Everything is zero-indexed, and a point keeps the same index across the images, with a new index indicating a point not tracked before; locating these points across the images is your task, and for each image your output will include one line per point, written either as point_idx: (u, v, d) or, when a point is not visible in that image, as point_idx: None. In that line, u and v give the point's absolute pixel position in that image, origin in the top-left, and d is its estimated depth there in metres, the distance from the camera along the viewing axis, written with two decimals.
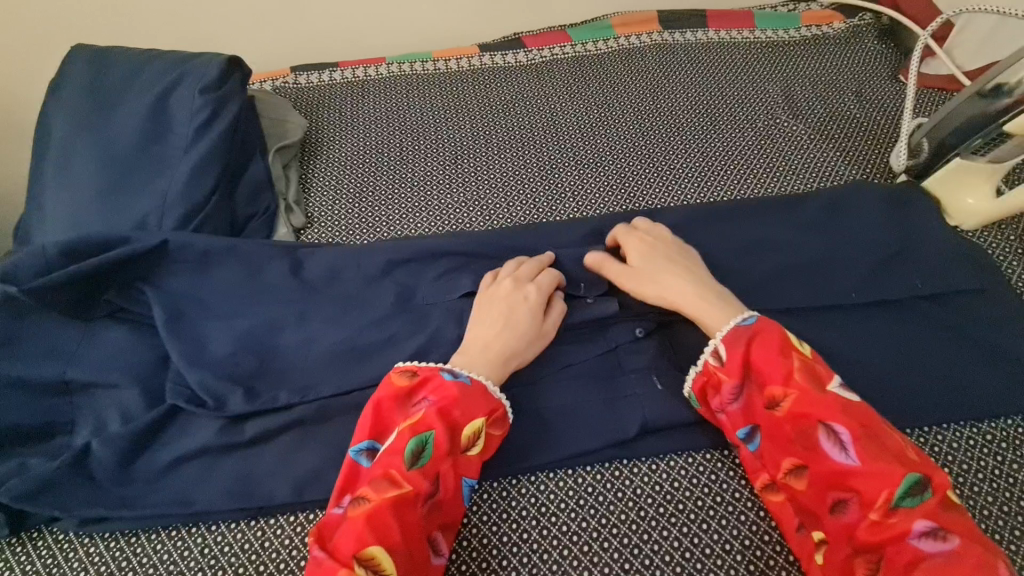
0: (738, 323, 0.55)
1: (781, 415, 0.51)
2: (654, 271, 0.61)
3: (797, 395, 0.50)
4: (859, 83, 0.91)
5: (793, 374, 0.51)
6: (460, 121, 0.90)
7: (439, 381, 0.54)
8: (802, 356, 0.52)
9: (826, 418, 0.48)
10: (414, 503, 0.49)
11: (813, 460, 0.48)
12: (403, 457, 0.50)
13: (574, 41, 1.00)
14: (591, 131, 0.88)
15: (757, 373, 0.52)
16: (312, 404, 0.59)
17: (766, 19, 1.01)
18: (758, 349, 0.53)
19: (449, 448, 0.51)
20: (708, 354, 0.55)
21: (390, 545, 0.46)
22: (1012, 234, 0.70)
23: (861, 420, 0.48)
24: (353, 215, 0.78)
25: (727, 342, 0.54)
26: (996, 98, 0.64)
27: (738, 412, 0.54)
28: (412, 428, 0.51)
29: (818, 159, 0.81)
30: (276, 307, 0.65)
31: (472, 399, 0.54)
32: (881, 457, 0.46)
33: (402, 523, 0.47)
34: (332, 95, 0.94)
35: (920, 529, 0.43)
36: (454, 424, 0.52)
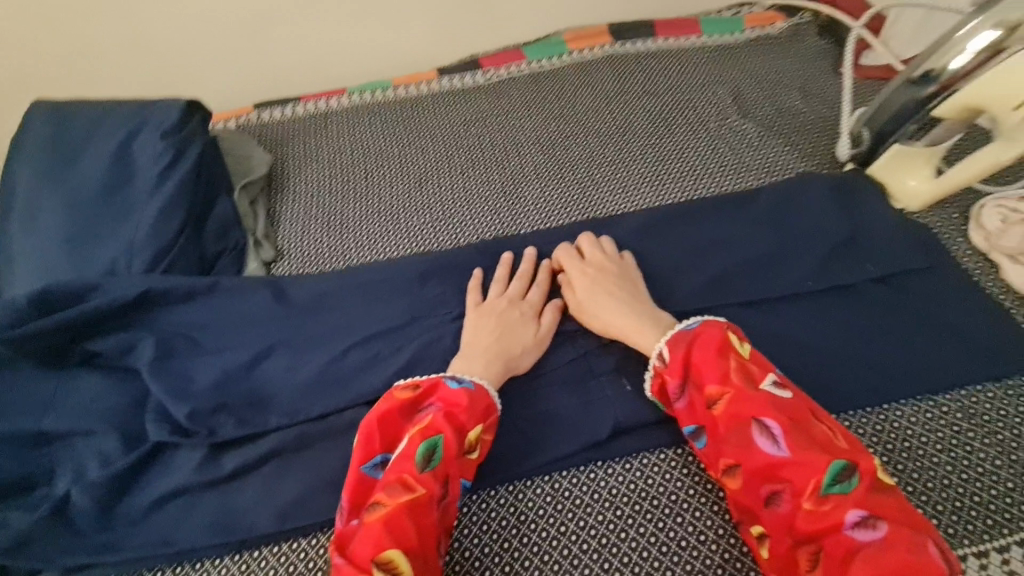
0: (681, 328, 0.59)
1: (717, 414, 0.52)
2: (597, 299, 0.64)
3: (732, 394, 0.52)
4: (803, 79, 0.95)
5: (728, 374, 0.53)
6: (422, 144, 0.92)
7: (445, 388, 0.57)
8: (739, 356, 0.54)
9: (758, 413, 0.50)
10: (427, 505, 0.50)
11: (748, 455, 0.50)
12: (414, 461, 0.51)
13: (530, 59, 1.03)
14: (550, 144, 0.90)
15: (695, 374, 0.55)
16: (289, 434, 0.60)
17: (712, 25, 1.05)
18: (696, 352, 0.56)
19: (457, 450, 0.53)
20: (653, 359, 0.59)
21: (408, 548, 0.47)
22: (955, 212, 0.74)
23: (791, 414, 0.50)
24: (322, 244, 0.80)
25: (670, 346, 0.57)
26: (924, 85, 0.66)
27: (683, 411, 0.56)
28: (421, 433, 0.53)
29: (769, 155, 0.84)
30: (249, 342, 0.66)
31: (476, 403, 0.56)
32: (810, 448, 0.48)
33: (417, 525, 0.48)
34: (297, 129, 0.96)
35: (852, 517, 0.44)
36: (461, 426, 0.54)
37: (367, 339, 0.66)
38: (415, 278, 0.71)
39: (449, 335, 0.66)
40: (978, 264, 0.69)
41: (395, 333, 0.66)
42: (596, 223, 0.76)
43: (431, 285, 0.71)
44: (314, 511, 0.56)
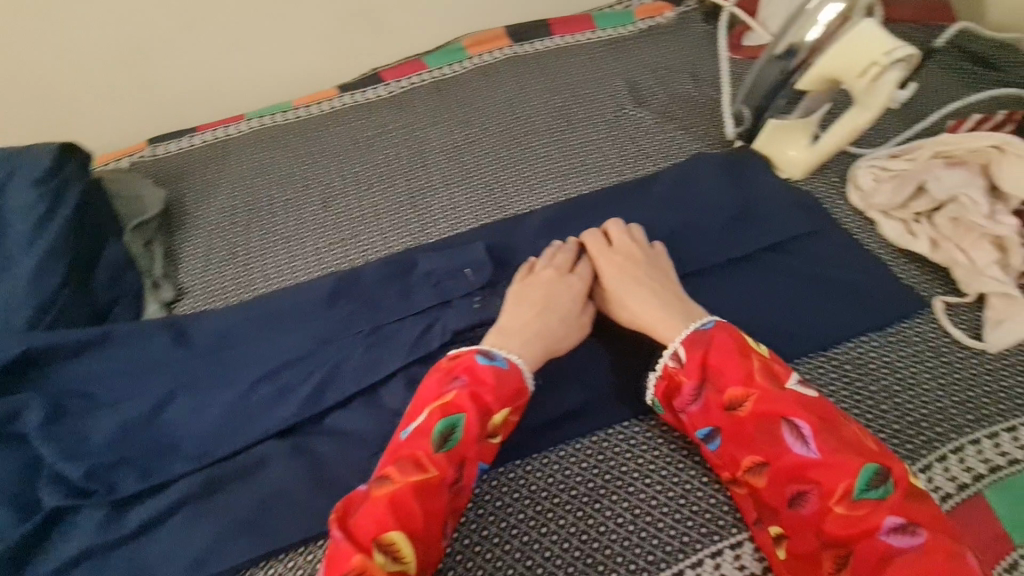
0: (697, 328, 0.59)
1: (743, 416, 0.54)
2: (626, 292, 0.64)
3: (758, 394, 0.53)
4: (693, 64, 0.99)
5: (753, 374, 0.54)
6: (326, 164, 0.90)
7: (475, 363, 0.57)
8: (762, 357, 0.56)
9: (787, 413, 0.52)
10: (438, 488, 0.50)
11: (775, 455, 0.51)
12: (431, 439, 0.52)
13: (431, 68, 1.03)
14: (455, 151, 0.90)
15: (716, 374, 0.56)
16: (198, 479, 0.58)
17: (605, 19, 1.08)
18: (716, 353, 0.56)
19: (477, 434, 0.53)
20: (667, 358, 0.59)
21: (410, 531, 0.48)
22: (834, 176, 0.78)
23: (820, 414, 0.51)
24: (226, 277, 0.77)
25: (687, 344, 0.58)
26: (789, 58, 0.71)
27: (699, 411, 0.56)
28: (443, 410, 0.53)
29: (665, 140, 0.87)
30: (149, 390, 0.63)
31: (506, 386, 0.56)
32: (842, 450, 0.49)
33: (424, 509, 0.49)
34: (194, 161, 0.93)
35: (890, 523, 0.46)
36: (485, 410, 0.55)
37: (276, 370, 0.64)
38: (323, 300, 0.70)
39: (359, 356, 0.65)
40: (857, 223, 0.73)
41: (304, 360, 0.65)
42: (502, 224, 0.77)
43: (340, 305, 0.69)
44: (228, 555, 0.54)
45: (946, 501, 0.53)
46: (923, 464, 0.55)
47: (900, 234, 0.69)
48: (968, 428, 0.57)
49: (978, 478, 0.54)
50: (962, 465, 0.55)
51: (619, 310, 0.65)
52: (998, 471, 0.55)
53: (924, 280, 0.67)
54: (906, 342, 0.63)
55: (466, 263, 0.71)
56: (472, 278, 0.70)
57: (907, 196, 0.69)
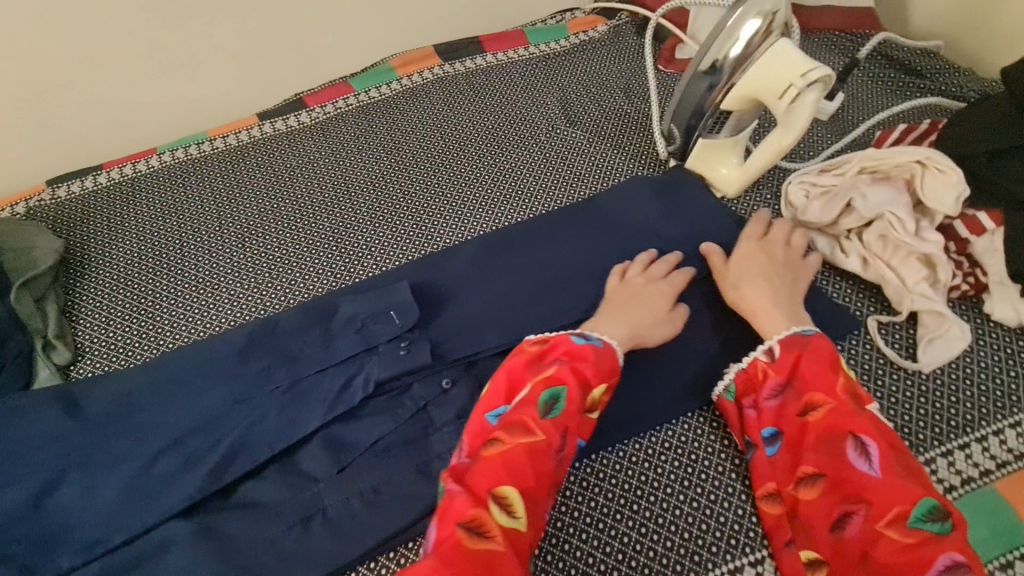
0: (800, 331, 0.59)
1: (813, 422, 0.54)
2: (742, 274, 0.65)
3: (835, 405, 0.54)
4: (626, 78, 0.97)
5: (838, 385, 0.54)
6: (245, 202, 0.85)
7: (571, 344, 0.58)
8: (847, 375, 0.56)
9: (859, 432, 0.52)
10: (546, 452, 0.52)
11: (838, 467, 0.51)
12: (537, 407, 0.54)
13: (357, 91, 0.99)
14: (382, 180, 0.86)
15: (801, 377, 0.56)
16: (92, 571, 0.52)
17: (537, 35, 1.05)
18: (803, 358, 0.57)
19: (579, 407, 0.55)
20: (760, 352, 0.59)
21: (524, 488, 0.50)
22: (768, 192, 0.78)
23: (891, 442, 0.52)
24: (131, 334, 0.71)
25: (784, 343, 0.58)
26: (715, 74, 0.66)
27: (772, 410, 0.56)
28: (546, 382, 0.55)
29: (599, 160, 0.85)
30: (35, 473, 0.57)
31: (604, 362, 0.57)
32: (906, 479, 0.49)
33: (535, 470, 0.51)
34: (99, 203, 0.86)
35: (939, 559, 0.46)
36: (585, 384, 0.56)
37: (181, 440, 0.59)
38: (236, 356, 0.64)
39: (273, 416, 0.60)
40: None
41: (214, 425, 0.60)
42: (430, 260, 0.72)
43: (254, 360, 0.64)
44: None
45: None
46: None
47: (832, 251, 0.68)
48: None
49: None
50: None
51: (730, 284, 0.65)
52: (970, 483, 0.54)
53: (857, 298, 0.66)
54: None
55: (390, 305, 0.65)
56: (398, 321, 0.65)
57: (836, 214, 0.68)
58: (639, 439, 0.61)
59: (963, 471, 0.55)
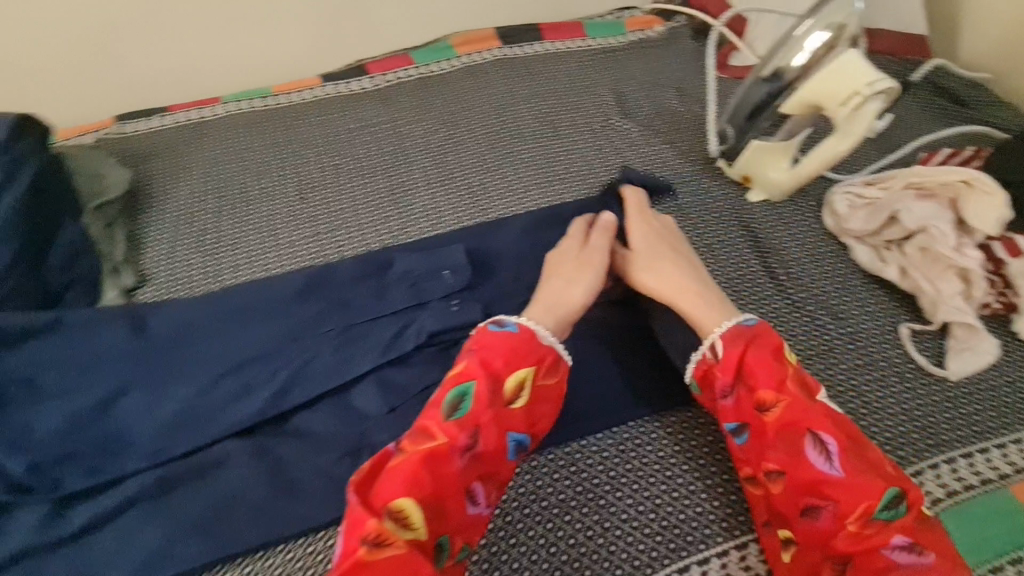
0: (739, 323, 0.58)
1: (769, 421, 0.53)
2: (659, 263, 0.65)
3: (788, 401, 0.53)
4: (680, 79, 1.00)
5: (786, 382, 0.54)
6: (305, 155, 0.88)
7: (485, 333, 0.56)
8: (794, 366, 0.55)
9: (815, 427, 0.51)
10: (449, 454, 0.50)
11: (796, 464, 0.51)
12: (442, 409, 0.52)
13: (417, 64, 1.02)
14: (439, 150, 0.89)
15: (749, 375, 0.55)
16: (153, 477, 0.55)
17: (595, 28, 1.08)
18: (752, 353, 0.55)
19: (491, 398, 0.53)
20: (706, 350, 0.58)
21: (421, 497, 0.47)
22: (813, 199, 0.80)
23: (846, 432, 0.51)
24: (194, 267, 0.74)
25: (725, 339, 0.57)
26: (775, 81, 0.72)
27: (729, 408, 0.56)
28: (454, 380, 0.53)
29: (649, 153, 0.88)
30: (103, 381, 0.60)
31: (518, 352, 0.55)
32: (862, 470, 0.49)
33: (436, 474, 0.48)
34: (164, 142, 0.89)
35: (897, 541, 0.46)
36: (495, 377, 0.54)
37: (240, 367, 0.62)
38: (294, 295, 0.67)
39: (328, 355, 0.63)
40: (831, 247, 0.75)
41: (273, 357, 0.63)
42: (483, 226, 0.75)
43: (311, 302, 0.67)
44: (181, 559, 0.52)
45: None
46: None
47: (871, 259, 0.71)
48: (927, 453, 0.59)
49: (935, 502, 0.56)
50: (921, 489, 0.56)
51: (646, 274, 0.65)
52: (988, 483, 0.57)
53: (892, 305, 0.69)
54: (874, 366, 0.64)
55: (444, 265, 0.69)
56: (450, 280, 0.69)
57: (879, 225, 0.71)
58: (675, 413, 0.64)
59: (982, 472, 0.58)
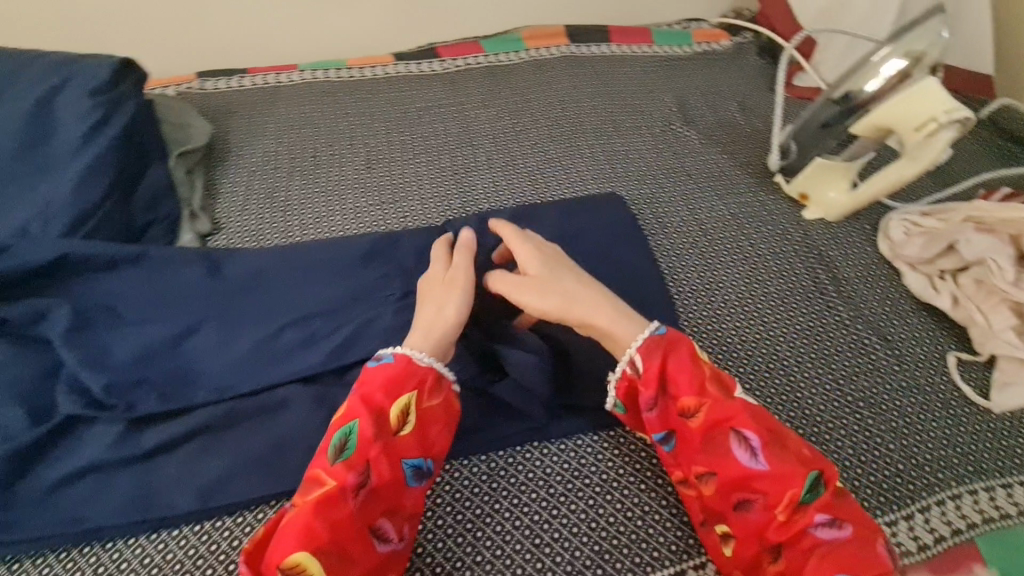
0: (651, 334, 0.55)
1: (696, 426, 0.52)
2: (557, 282, 0.57)
3: (709, 404, 0.52)
4: (743, 93, 1.01)
5: (705, 383, 0.52)
6: (374, 128, 0.91)
7: (367, 371, 0.53)
8: (709, 366, 0.54)
9: (737, 425, 0.51)
10: (340, 497, 0.46)
11: (723, 464, 0.51)
12: (328, 452, 0.49)
13: (487, 52, 1.04)
14: (502, 137, 0.91)
15: (671, 384, 0.53)
16: (219, 410, 0.58)
17: (663, 36, 1.09)
18: (673, 360, 0.54)
19: (376, 432, 0.49)
20: (624, 365, 0.55)
21: (316, 547, 0.44)
22: (868, 223, 0.81)
23: (766, 425, 0.51)
24: (264, 222, 0.77)
25: (645, 353, 0.54)
26: (846, 102, 0.72)
27: (653, 420, 0.54)
28: (337, 422, 0.50)
29: (708, 161, 0.89)
30: (179, 316, 0.63)
31: (396, 380, 0.52)
32: (784, 459, 0.49)
33: (329, 520, 0.45)
34: (241, 102, 0.92)
35: (820, 520, 0.47)
36: (379, 410, 0.51)
37: (306, 318, 0.64)
38: (360, 258, 0.70)
39: (389, 315, 0.65)
40: (883, 271, 0.76)
41: (337, 312, 0.65)
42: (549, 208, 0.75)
43: (376, 265, 0.69)
44: (240, 489, 0.55)
45: (939, 542, 0.56)
46: (921, 505, 0.58)
47: (923, 287, 0.72)
48: (968, 478, 0.60)
49: (971, 526, 0.57)
50: (959, 512, 0.58)
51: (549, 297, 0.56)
52: None
53: (941, 334, 0.70)
54: (918, 390, 0.66)
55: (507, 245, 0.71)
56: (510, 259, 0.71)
57: (935, 253, 0.71)
58: None
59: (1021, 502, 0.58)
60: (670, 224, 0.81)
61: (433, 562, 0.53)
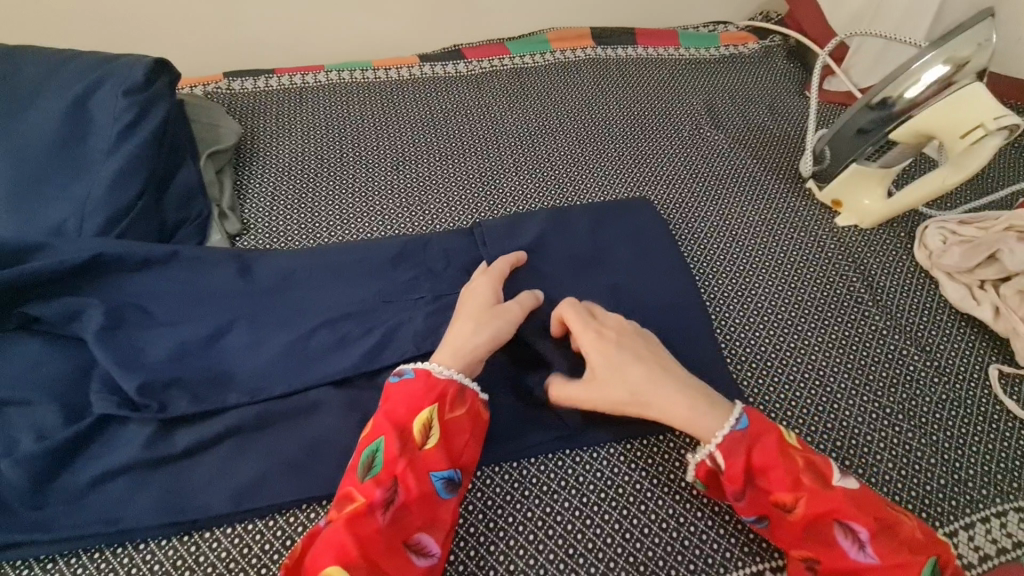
0: (732, 428, 0.51)
1: (795, 520, 0.49)
2: (623, 373, 0.54)
3: (806, 497, 0.48)
4: (772, 98, 1.00)
5: (799, 476, 0.49)
6: (400, 129, 0.91)
7: (389, 388, 0.53)
8: (799, 451, 0.51)
9: (841, 517, 0.47)
10: (368, 514, 0.46)
11: (830, 557, 0.47)
12: (357, 471, 0.49)
13: (513, 54, 1.03)
14: (529, 139, 0.90)
15: (761, 476, 0.50)
16: (250, 412, 0.58)
17: (690, 39, 1.08)
18: (757, 454, 0.50)
19: (400, 449, 0.49)
20: (704, 458, 0.51)
21: (348, 562, 0.43)
22: (903, 231, 0.80)
23: (872, 512, 0.47)
24: (292, 222, 0.77)
25: (726, 449, 0.50)
26: (884, 109, 0.69)
27: (742, 509, 0.51)
28: (365, 439, 0.50)
29: (737, 166, 0.88)
30: (211, 317, 0.63)
31: (417, 395, 0.52)
32: (898, 551, 0.46)
33: (359, 536, 0.45)
34: (268, 102, 0.92)
35: None
36: (403, 426, 0.50)
37: (336, 320, 0.64)
38: (390, 260, 0.69)
39: (420, 319, 0.64)
40: (919, 280, 0.75)
41: (367, 315, 0.65)
42: (583, 210, 0.74)
43: (405, 267, 0.69)
44: (273, 492, 0.55)
45: (985, 561, 0.55)
46: (965, 522, 0.56)
47: (963, 297, 0.70)
48: (1011, 495, 0.58)
49: (1018, 545, 0.56)
50: (1004, 530, 0.56)
51: (619, 392, 0.54)
52: None
53: (979, 345, 0.69)
54: (958, 403, 0.64)
55: (537, 249, 0.70)
56: (541, 262, 0.69)
57: (976, 263, 0.70)
58: None
59: None
60: (698, 230, 0.80)
61: (466, 570, 0.53)
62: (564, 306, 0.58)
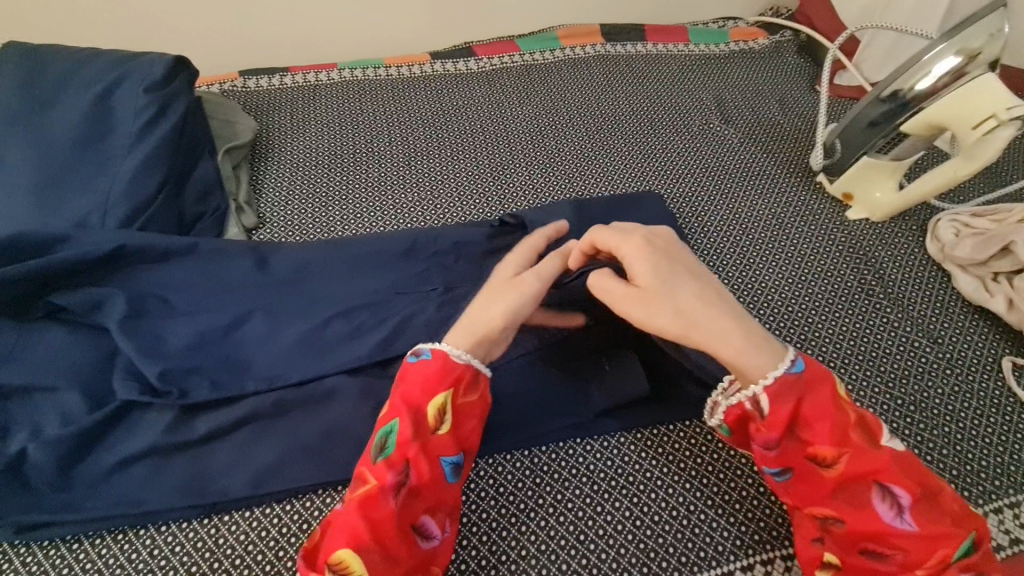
0: (788, 367, 0.49)
1: (831, 475, 0.48)
2: (671, 294, 0.51)
3: (849, 453, 0.48)
4: (783, 92, 1.00)
5: (847, 432, 0.48)
6: (412, 125, 0.92)
7: (406, 366, 0.53)
8: (852, 408, 0.49)
9: (885, 479, 0.47)
10: (380, 496, 0.47)
11: (860, 517, 0.47)
12: (370, 452, 0.49)
13: (522, 51, 1.04)
14: (539, 135, 0.91)
15: (804, 427, 0.49)
16: (267, 400, 0.59)
17: (700, 35, 1.08)
18: (807, 403, 0.49)
19: (414, 433, 0.49)
20: (745, 399, 0.50)
21: (359, 545, 0.45)
22: (914, 223, 0.79)
23: (917, 479, 0.47)
24: (306, 215, 0.79)
25: (773, 394, 0.48)
26: (894, 102, 0.70)
27: (773, 457, 0.50)
28: (380, 420, 0.51)
29: (747, 160, 0.88)
30: (229, 307, 0.64)
31: (433, 378, 0.51)
32: (937, 520, 0.46)
33: (370, 520, 0.46)
34: (282, 99, 0.94)
35: None
36: (417, 408, 0.51)
37: (350, 310, 0.65)
38: (402, 252, 0.70)
39: (432, 310, 0.65)
40: (932, 273, 0.74)
41: (381, 305, 0.66)
42: (593, 203, 0.74)
43: (417, 260, 0.70)
44: (290, 477, 0.56)
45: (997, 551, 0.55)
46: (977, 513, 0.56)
47: (976, 290, 0.70)
48: None
49: None
50: (1017, 521, 0.56)
51: (664, 314, 0.50)
52: None
53: (992, 338, 0.68)
54: (972, 395, 0.64)
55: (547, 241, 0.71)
56: None
57: (989, 255, 0.69)
58: None
59: None
60: (709, 223, 0.80)
61: (478, 555, 0.54)
62: (600, 230, 0.55)
